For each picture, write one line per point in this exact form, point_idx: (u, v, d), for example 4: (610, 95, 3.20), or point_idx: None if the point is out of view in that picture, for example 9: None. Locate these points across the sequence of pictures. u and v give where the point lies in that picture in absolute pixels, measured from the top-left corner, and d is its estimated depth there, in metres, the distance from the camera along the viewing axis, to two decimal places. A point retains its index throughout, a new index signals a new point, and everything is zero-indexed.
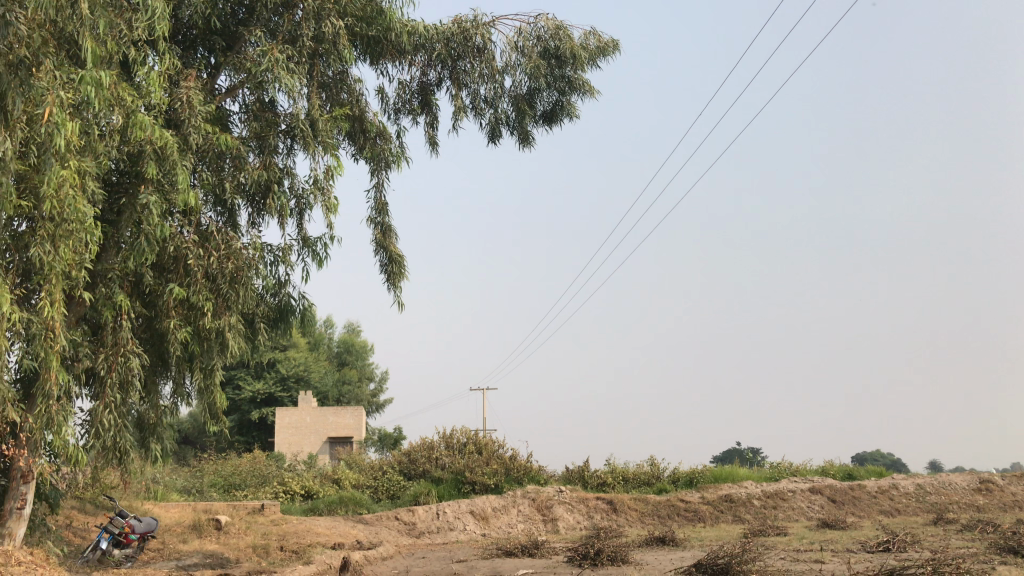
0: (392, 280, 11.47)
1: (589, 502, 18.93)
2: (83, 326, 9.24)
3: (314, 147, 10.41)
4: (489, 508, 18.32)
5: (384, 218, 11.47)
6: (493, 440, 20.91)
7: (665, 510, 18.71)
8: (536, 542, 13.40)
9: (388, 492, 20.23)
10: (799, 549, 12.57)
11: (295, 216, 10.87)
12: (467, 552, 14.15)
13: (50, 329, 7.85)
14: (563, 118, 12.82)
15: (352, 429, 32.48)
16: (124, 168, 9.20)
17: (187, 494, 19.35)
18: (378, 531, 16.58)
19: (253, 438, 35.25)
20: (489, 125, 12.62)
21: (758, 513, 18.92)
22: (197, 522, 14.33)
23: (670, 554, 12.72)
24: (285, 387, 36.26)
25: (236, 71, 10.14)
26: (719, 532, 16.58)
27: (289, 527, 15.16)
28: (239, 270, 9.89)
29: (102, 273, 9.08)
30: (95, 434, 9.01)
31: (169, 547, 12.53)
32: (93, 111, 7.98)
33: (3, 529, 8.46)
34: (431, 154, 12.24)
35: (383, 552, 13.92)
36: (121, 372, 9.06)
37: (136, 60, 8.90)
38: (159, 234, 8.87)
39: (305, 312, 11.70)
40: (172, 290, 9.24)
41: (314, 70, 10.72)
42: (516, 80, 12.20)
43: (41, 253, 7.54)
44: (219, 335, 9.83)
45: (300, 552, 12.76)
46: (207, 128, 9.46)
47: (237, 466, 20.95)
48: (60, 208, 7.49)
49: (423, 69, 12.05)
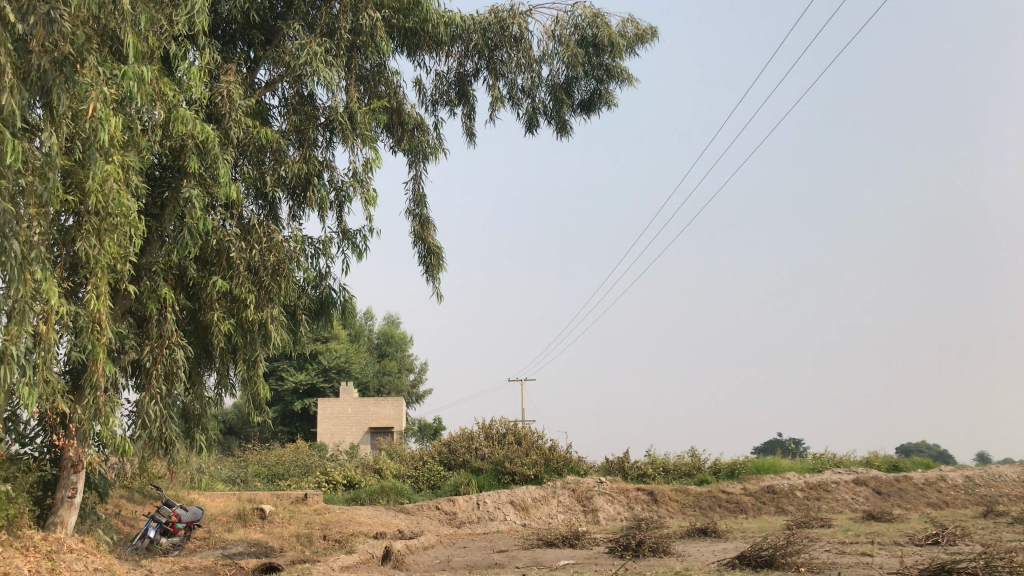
0: (430, 272, 11.50)
1: (630, 493, 18.86)
2: (129, 319, 9.39)
3: (353, 140, 10.45)
4: (529, 498, 18.33)
5: (422, 210, 11.48)
6: (533, 431, 20.90)
7: (706, 501, 18.58)
8: (577, 533, 13.38)
9: (428, 482, 20.38)
10: (844, 542, 12.39)
11: (335, 209, 10.94)
12: (508, 543, 14.18)
13: (96, 322, 7.98)
14: (602, 107, 12.73)
15: (392, 419, 32.71)
16: (166, 162, 9.31)
17: (232, 484, 19.66)
18: (419, 521, 16.69)
19: (296, 428, 35.71)
20: (526, 115, 12.56)
21: (802, 505, 18.70)
22: (242, 512, 14.55)
23: (712, 545, 12.61)
24: (326, 378, 36.62)
25: (275, 65, 10.21)
26: (762, 524, 16.41)
27: (332, 517, 15.32)
28: (280, 262, 9.97)
29: (147, 267, 9.22)
30: (142, 425, 9.17)
31: (215, 536, 12.73)
32: (136, 107, 8.13)
33: (55, 518, 8.64)
34: (469, 146, 12.21)
35: (424, 542, 14.01)
36: (166, 364, 9.20)
37: (177, 55, 9.00)
38: (202, 227, 8.97)
39: (346, 304, 11.78)
40: (215, 283, 9.35)
41: (352, 63, 10.76)
42: (554, 69, 12.11)
43: (87, 247, 7.70)
44: (261, 327, 9.92)
45: (342, 542, 12.88)
46: (247, 121, 9.54)
47: (280, 456, 21.22)
48: (104, 202, 7.62)
49: (460, 59, 12.02)
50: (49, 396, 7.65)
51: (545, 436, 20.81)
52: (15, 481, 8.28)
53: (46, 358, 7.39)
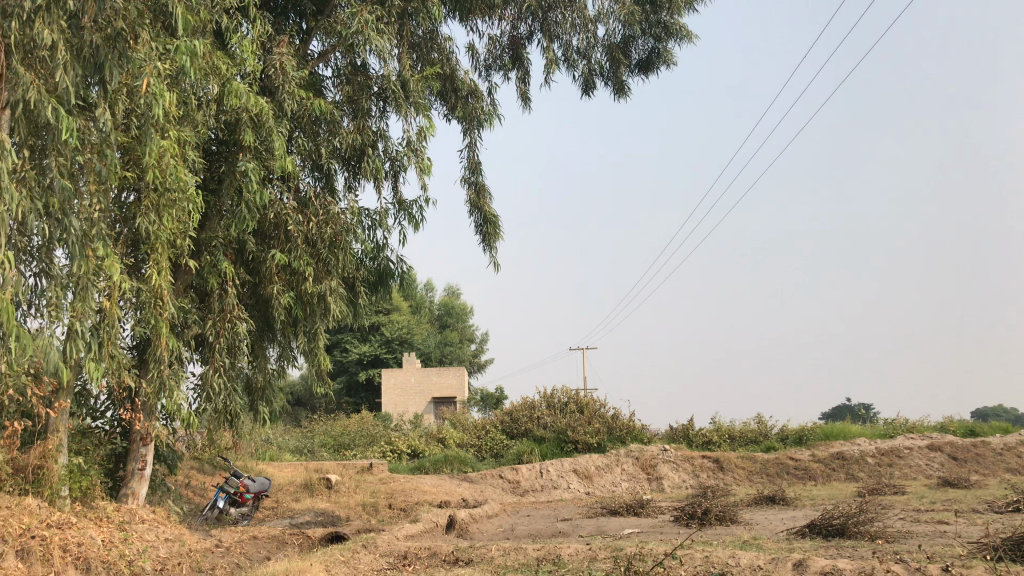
0: (487, 241, 11.37)
1: (695, 460, 18.64)
2: (191, 293, 9.49)
3: (407, 109, 10.33)
4: (592, 466, 18.24)
5: (477, 178, 11.34)
6: (595, 399, 20.76)
7: (774, 468, 18.25)
8: (642, 501, 13.24)
9: (491, 451, 20.49)
10: (919, 509, 12.01)
11: (390, 179, 10.86)
12: (572, 511, 14.11)
13: (158, 297, 8.08)
14: (660, 66, 12.40)
15: (455, 389, 32.90)
16: (222, 136, 9.32)
17: (299, 454, 19.99)
18: (483, 489, 16.74)
19: (361, 399, 36.23)
20: (582, 77, 12.27)
21: (873, 471, 18.24)
22: (309, 482, 14.76)
23: (780, 513, 12.35)
24: (389, 349, 37.00)
25: (327, 35, 10.12)
26: (832, 491, 16.03)
27: (396, 486, 15.45)
28: (338, 234, 9.94)
29: (207, 241, 9.29)
30: (207, 398, 9.29)
31: (283, 506, 12.93)
32: (190, 81, 8.13)
33: (127, 489, 8.82)
34: (524, 110, 11.99)
35: (489, 511, 14.02)
36: (229, 337, 9.28)
37: (229, 29, 8.97)
38: (259, 200, 8.96)
39: (405, 275, 11.75)
40: (274, 256, 9.37)
41: (403, 30, 10.63)
42: (610, 28, 11.73)
43: (148, 223, 7.79)
44: (320, 300, 9.94)
45: (407, 511, 12.96)
46: (301, 93, 9.48)
47: (346, 427, 21.50)
48: (162, 177, 7.65)
49: (514, 22, 11.76)
50: (115, 370, 7.75)
51: (607, 404, 20.65)
52: (87, 454, 8.46)
53: (111, 332, 7.47)
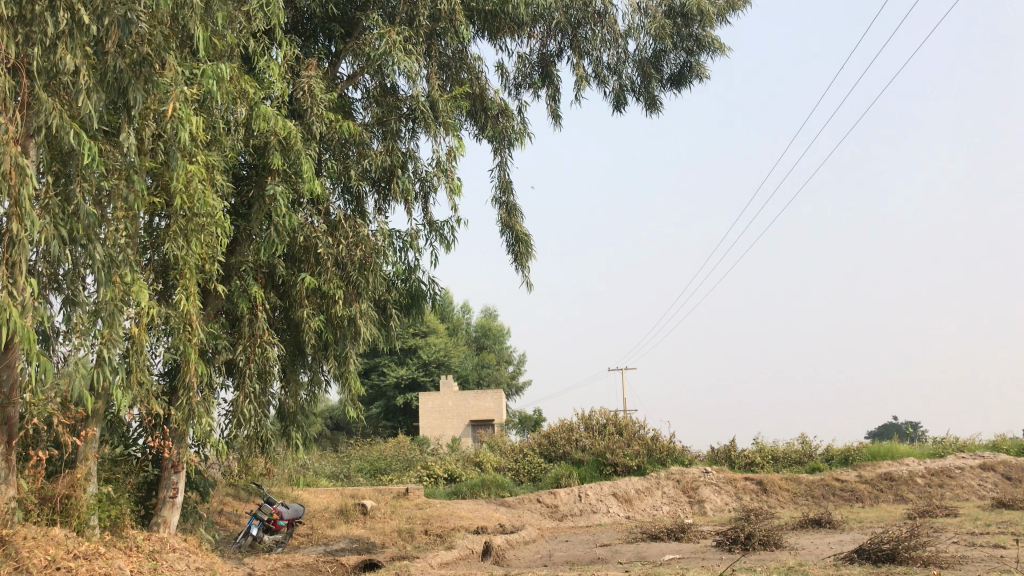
0: (519, 260, 11.21)
1: (737, 482, 18.19)
2: (221, 319, 9.43)
3: (436, 129, 10.22)
4: (632, 489, 17.88)
5: (508, 197, 11.19)
6: (634, 421, 20.42)
7: (819, 489, 17.75)
8: (683, 526, 12.89)
9: (529, 475, 20.20)
10: (974, 532, 11.52)
11: (421, 200, 10.75)
12: (611, 536, 13.77)
13: (188, 323, 7.98)
14: (693, 80, 12.18)
15: (493, 411, 32.66)
16: (251, 160, 9.27)
17: (335, 480, 19.87)
18: (521, 514, 16.47)
19: (399, 423, 36.17)
20: (613, 94, 12.10)
21: (923, 492, 17.64)
22: (344, 507, 14.61)
23: (827, 537, 11.93)
24: (427, 372, 36.93)
25: (355, 57, 10.06)
26: (880, 513, 15.51)
27: (432, 511, 15.24)
28: (368, 257, 9.84)
29: (236, 266, 9.25)
30: (238, 424, 9.19)
31: (318, 533, 12.79)
32: (218, 106, 8.10)
33: (159, 517, 8.73)
34: (555, 128, 11.83)
35: (526, 536, 13.74)
36: (259, 363, 9.18)
37: (257, 52, 8.95)
38: (288, 224, 8.88)
39: (437, 297, 11.61)
40: (303, 279, 9.28)
41: (432, 50, 10.56)
42: (640, 43, 11.58)
43: (175, 249, 7.72)
44: (351, 323, 9.82)
45: (443, 537, 12.75)
46: (329, 115, 9.41)
47: (382, 451, 21.37)
48: (190, 202, 7.59)
49: (543, 40, 11.62)
50: (144, 398, 7.67)
51: (646, 426, 20.29)
52: (118, 482, 8.37)
53: (139, 359, 7.38)
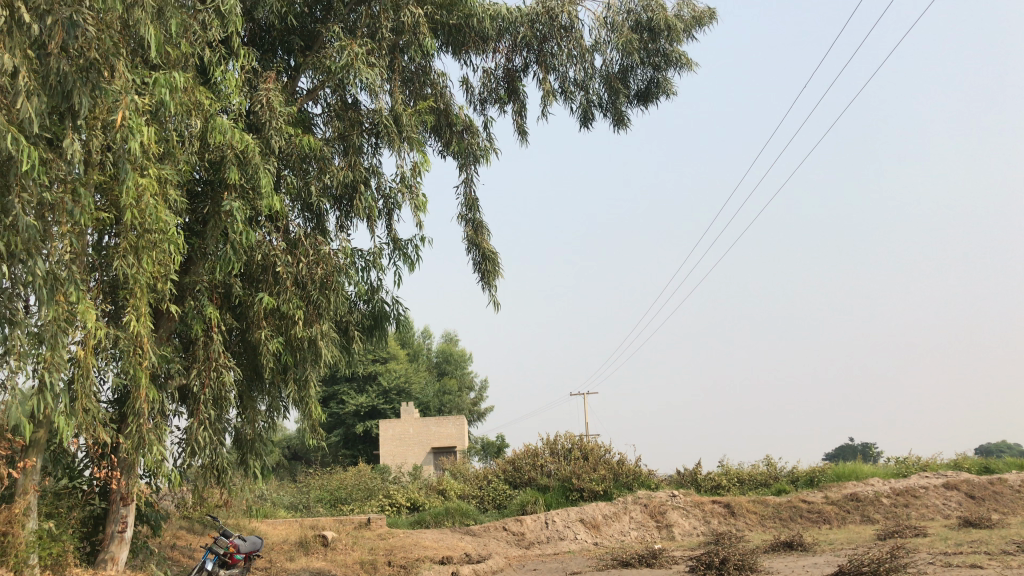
0: (486, 279, 10.90)
1: (705, 506, 17.95)
2: (174, 341, 8.97)
3: (400, 144, 9.90)
4: (599, 515, 17.53)
5: (474, 215, 10.92)
6: (600, 445, 20.11)
7: (787, 511, 17.57)
8: (654, 551, 12.59)
9: (494, 502, 19.75)
10: (947, 552, 11.38)
11: (384, 218, 10.42)
12: (581, 564, 13.41)
13: (138, 345, 7.53)
14: (659, 96, 12.05)
15: (455, 438, 32.14)
16: (206, 175, 8.85)
17: (294, 511, 19.27)
18: (486, 543, 16.04)
19: (359, 451, 35.47)
20: (580, 109, 11.94)
21: (889, 513, 17.57)
22: (304, 539, 14.07)
23: (800, 560, 11.71)
24: (387, 399, 36.31)
25: (316, 71, 9.75)
26: (849, 534, 15.36)
27: (396, 541, 14.77)
28: (329, 275, 9.47)
29: (190, 285, 8.83)
30: (192, 453, 8.71)
31: (276, 566, 12.24)
32: (172, 117, 7.73)
33: (106, 554, 8.21)
34: (522, 144, 11.59)
35: (493, 565, 13.33)
36: (214, 388, 8.72)
37: (213, 63, 8.57)
38: (245, 242, 8.48)
39: (400, 319, 11.22)
40: (262, 299, 8.87)
41: (395, 64, 10.29)
42: (607, 58, 11.43)
43: (124, 267, 7.28)
44: (311, 345, 9.40)
45: (407, 568, 12.28)
46: (289, 129, 9.05)
47: (342, 480, 20.79)
48: (141, 218, 7.17)
49: (508, 55, 11.42)
50: (91, 426, 7.20)
51: (612, 450, 20.00)
52: (59, 517, 7.83)
53: (84, 384, 6.92)
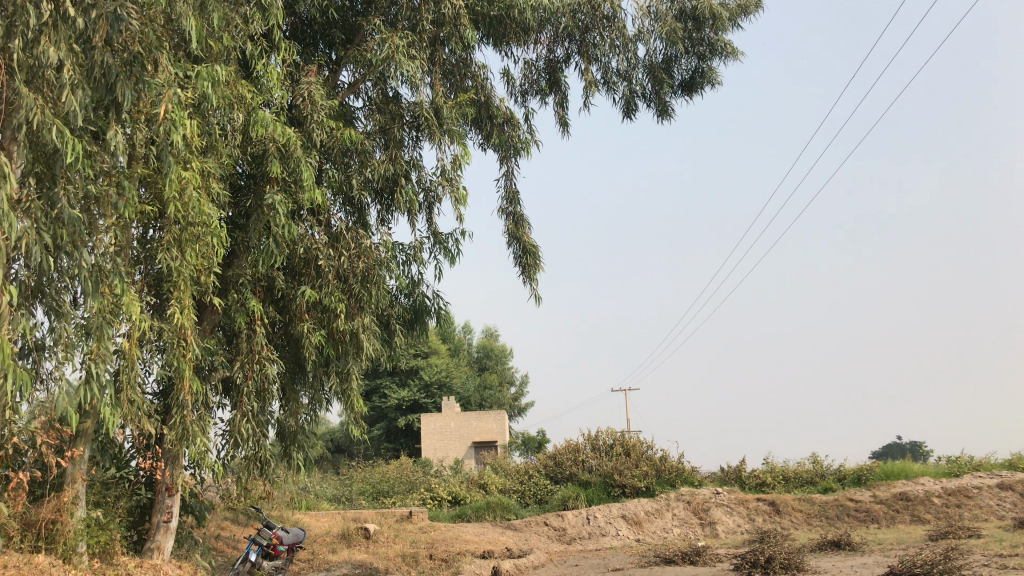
0: (527, 272, 10.82)
1: (749, 503, 17.69)
2: (218, 334, 9.05)
3: (441, 136, 9.85)
4: (641, 511, 17.38)
5: (515, 208, 10.84)
6: (642, 440, 19.91)
7: (833, 510, 17.25)
8: (698, 549, 12.43)
9: (535, 497, 19.68)
10: (1003, 554, 11.04)
11: (425, 211, 10.39)
12: (624, 560, 13.28)
13: (182, 337, 7.58)
14: (704, 86, 11.88)
15: (496, 433, 32.12)
16: (249, 169, 8.89)
17: (337, 503, 19.43)
18: (528, 537, 15.99)
19: (401, 445, 35.67)
20: (623, 100, 11.79)
21: (940, 513, 17.15)
22: (346, 531, 14.15)
23: (848, 560, 11.46)
24: (429, 394, 36.45)
25: (357, 65, 9.74)
26: (899, 534, 15.02)
27: (438, 535, 14.77)
28: (370, 269, 9.46)
29: (234, 278, 8.89)
30: (235, 445, 8.76)
31: (319, 558, 12.31)
32: (215, 111, 7.77)
33: (152, 543, 8.30)
34: (563, 136, 11.48)
35: (534, 560, 13.27)
36: (257, 380, 8.76)
37: (255, 57, 8.60)
38: (288, 235, 8.49)
39: (441, 312, 11.19)
40: (304, 292, 8.89)
41: (436, 56, 10.24)
42: (651, 48, 11.27)
43: (168, 259, 7.34)
44: (353, 338, 9.39)
45: (448, 562, 12.28)
46: (330, 123, 9.05)
47: (385, 473, 20.89)
48: (184, 210, 7.21)
49: (550, 46, 11.31)
50: (137, 418, 7.27)
51: (654, 446, 19.81)
52: (106, 506, 7.93)
53: (129, 375, 6.98)
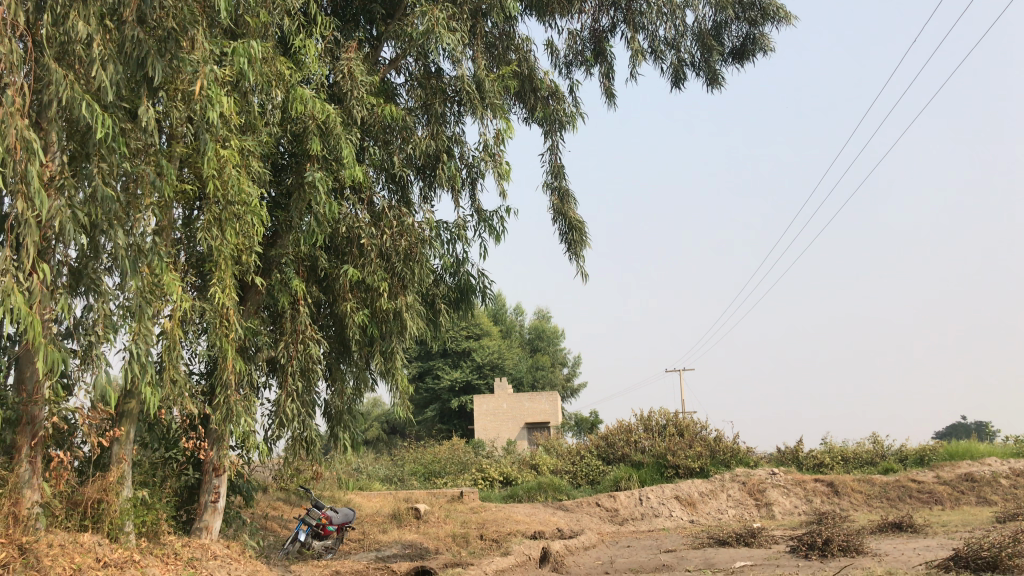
0: (573, 249, 10.58)
1: (806, 484, 17.27)
2: (262, 315, 9.02)
3: (483, 111, 9.63)
4: (695, 493, 17.08)
5: (560, 182, 10.61)
6: (696, 420, 19.54)
7: (894, 491, 16.74)
8: (752, 530, 12.12)
9: (587, 478, 19.52)
10: None
11: (468, 187, 10.21)
12: (677, 541, 13.03)
13: (224, 317, 7.54)
14: (756, 53, 11.46)
15: (549, 413, 32.00)
16: (290, 148, 8.80)
17: (389, 483, 19.53)
18: (579, 518, 15.83)
19: (454, 426, 35.81)
20: (671, 70, 11.43)
21: (1008, 494, 16.50)
22: (397, 511, 14.15)
23: (911, 542, 11.05)
24: (481, 375, 36.45)
25: (397, 40, 9.58)
26: (964, 516, 14.49)
27: (488, 515, 14.72)
28: (413, 247, 9.31)
29: (276, 258, 8.83)
30: (281, 424, 8.72)
31: (370, 538, 12.31)
32: (254, 88, 7.70)
33: (200, 523, 8.35)
34: (609, 108, 11.18)
35: (586, 541, 13.10)
36: (302, 360, 8.73)
37: (293, 34, 8.50)
38: (329, 213, 8.37)
39: (487, 291, 11.01)
40: (346, 272, 8.81)
41: (477, 29, 10.04)
42: (700, 14, 10.90)
43: (209, 239, 7.27)
44: (396, 317, 9.27)
45: (498, 542, 12.17)
46: (370, 99, 8.90)
47: (436, 454, 20.93)
48: (223, 189, 7.12)
49: (594, 15, 11.03)
50: (180, 398, 7.27)
51: (708, 426, 19.44)
52: (154, 487, 7.96)
53: (172, 355, 6.97)
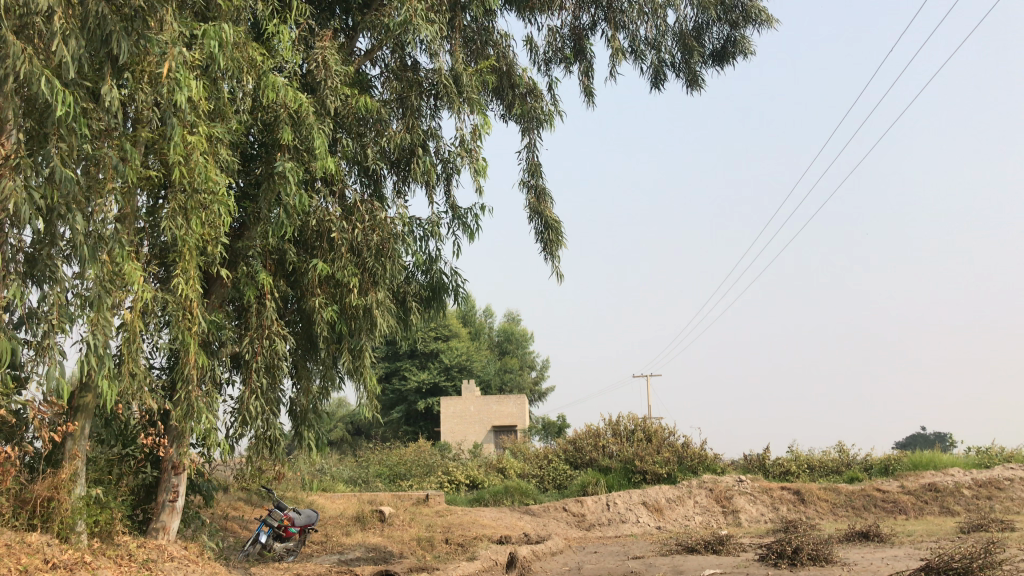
0: (549, 249, 10.41)
1: (773, 492, 17.24)
2: (226, 309, 8.74)
3: (460, 105, 9.43)
4: (663, 499, 16.98)
5: (537, 180, 10.45)
6: (664, 426, 19.46)
7: (860, 500, 16.78)
8: (720, 537, 12.02)
9: (554, 482, 19.34)
10: None
11: (443, 183, 10.01)
12: (644, 548, 12.89)
13: (187, 309, 7.25)
14: (737, 56, 11.39)
15: (516, 416, 31.81)
16: (260, 136, 8.53)
17: (354, 485, 19.20)
18: (546, 523, 15.66)
19: (420, 428, 35.49)
20: (651, 69, 11.32)
21: (970, 504, 16.62)
22: (361, 514, 13.86)
23: (878, 552, 11.02)
24: (449, 376, 36.15)
25: (373, 31, 9.35)
26: (928, 526, 14.55)
27: (454, 519, 14.49)
28: (385, 242, 9.11)
29: (243, 251, 8.55)
30: (243, 422, 8.43)
31: (332, 540, 12.03)
32: (223, 73, 7.44)
33: (157, 523, 8.03)
34: (588, 106, 11.02)
35: (552, 547, 12.92)
36: (267, 356, 8.46)
37: (265, 19, 8.25)
38: (298, 205, 8.11)
39: (459, 290, 10.81)
40: (316, 266, 8.55)
41: (456, 22, 9.85)
42: (681, 15, 10.81)
43: (173, 228, 6.99)
44: (366, 314, 9.02)
45: (464, 546, 11.95)
46: (344, 90, 8.64)
47: (402, 456, 20.63)
48: (190, 176, 6.85)
49: (575, 12, 10.90)
50: (139, 393, 6.97)
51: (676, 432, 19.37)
52: (109, 485, 7.67)
53: (131, 347, 6.68)
